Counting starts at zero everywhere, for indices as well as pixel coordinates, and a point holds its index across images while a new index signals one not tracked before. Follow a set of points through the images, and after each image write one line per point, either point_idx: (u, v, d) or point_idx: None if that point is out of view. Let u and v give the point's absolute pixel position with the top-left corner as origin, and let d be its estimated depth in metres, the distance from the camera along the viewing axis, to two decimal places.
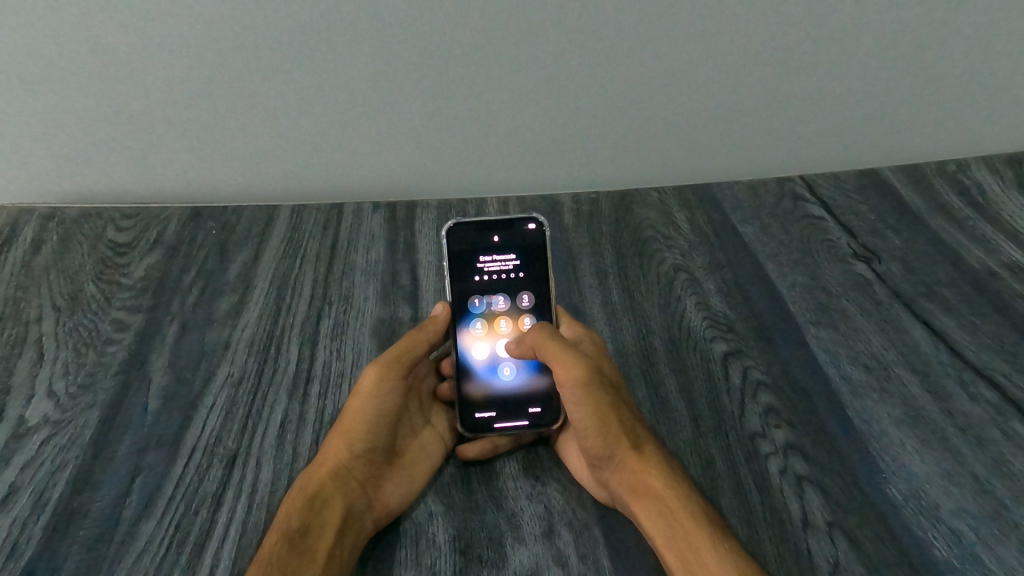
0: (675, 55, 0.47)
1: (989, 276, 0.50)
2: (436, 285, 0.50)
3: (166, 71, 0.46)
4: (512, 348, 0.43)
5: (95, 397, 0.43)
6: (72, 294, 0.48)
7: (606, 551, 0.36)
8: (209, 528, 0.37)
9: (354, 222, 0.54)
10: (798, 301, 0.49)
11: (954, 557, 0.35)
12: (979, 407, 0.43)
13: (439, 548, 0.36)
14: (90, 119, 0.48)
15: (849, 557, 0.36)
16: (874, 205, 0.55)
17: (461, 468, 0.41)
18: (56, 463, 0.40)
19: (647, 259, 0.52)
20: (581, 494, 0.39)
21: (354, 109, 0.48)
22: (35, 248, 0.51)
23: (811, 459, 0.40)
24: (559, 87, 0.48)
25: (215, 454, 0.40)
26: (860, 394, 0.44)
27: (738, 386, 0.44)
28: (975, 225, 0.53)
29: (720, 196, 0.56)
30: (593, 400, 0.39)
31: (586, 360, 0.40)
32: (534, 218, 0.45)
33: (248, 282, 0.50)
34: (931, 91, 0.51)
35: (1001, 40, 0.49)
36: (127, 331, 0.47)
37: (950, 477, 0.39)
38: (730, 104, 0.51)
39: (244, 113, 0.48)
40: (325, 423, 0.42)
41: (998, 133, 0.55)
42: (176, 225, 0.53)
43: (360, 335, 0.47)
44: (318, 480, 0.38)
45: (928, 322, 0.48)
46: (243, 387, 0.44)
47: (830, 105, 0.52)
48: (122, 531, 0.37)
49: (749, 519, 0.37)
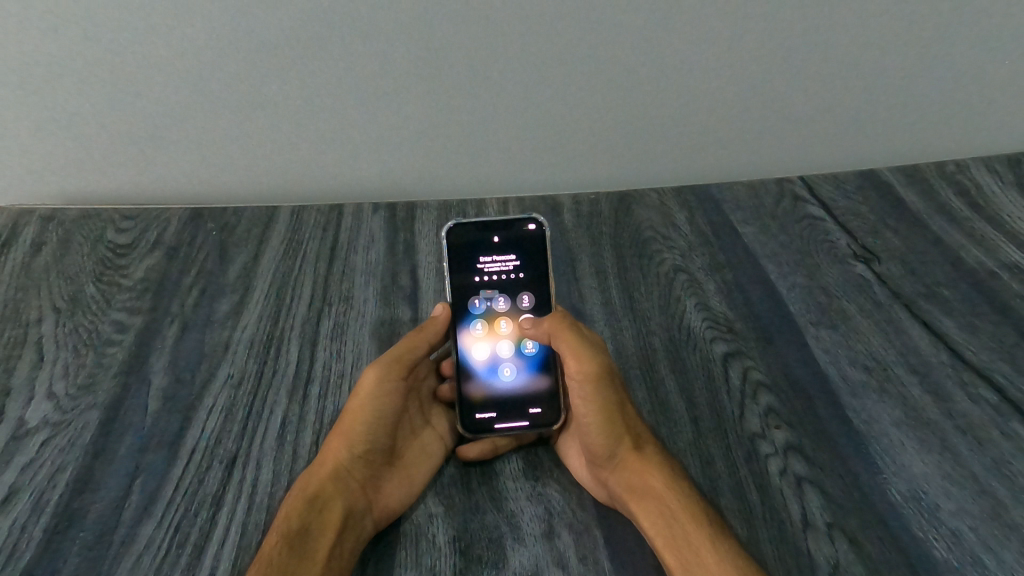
0: (674, 54, 0.47)
1: (989, 277, 0.50)
2: (435, 286, 0.50)
3: (165, 73, 0.45)
4: (530, 327, 0.43)
5: (95, 398, 0.43)
6: (72, 296, 0.48)
7: (606, 551, 0.36)
8: (209, 529, 0.37)
9: (354, 222, 0.54)
10: (798, 301, 0.49)
11: (953, 558, 0.35)
12: (978, 407, 0.43)
13: (439, 549, 0.36)
14: (89, 122, 0.48)
15: (848, 557, 0.36)
16: (873, 206, 0.55)
17: (461, 469, 0.41)
18: (56, 465, 0.40)
19: (647, 260, 0.52)
20: (581, 494, 0.39)
21: (353, 108, 0.48)
22: (34, 250, 0.51)
23: (811, 459, 0.40)
24: (560, 89, 0.48)
25: (215, 455, 0.40)
26: (860, 395, 0.44)
27: (738, 387, 0.44)
28: (975, 225, 0.53)
29: (720, 197, 0.56)
30: (604, 395, 0.40)
31: (601, 355, 0.41)
32: (534, 218, 0.45)
33: (248, 283, 0.50)
34: (930, 91, 0.51)
35: (1002, 42, 0.49)
36: (127, 332, 0.47)
37: (950, 478, 0.39)
38: (731, 105, 0.51)
39: (242, 113, 0.48)
40: (324, 425, 0.42)
41: (997, 134, 0.55)
42: (176, 226, 0.53)
43: (359, 336, 0.47)
44: (319, 481, 0.38)
45: (927, 322, 0.48)
46: (243, 388, 0.44)
47: (830, 105, 0.52)
48: (122, 533, 0.37)
49: (749, 519, 0.37)
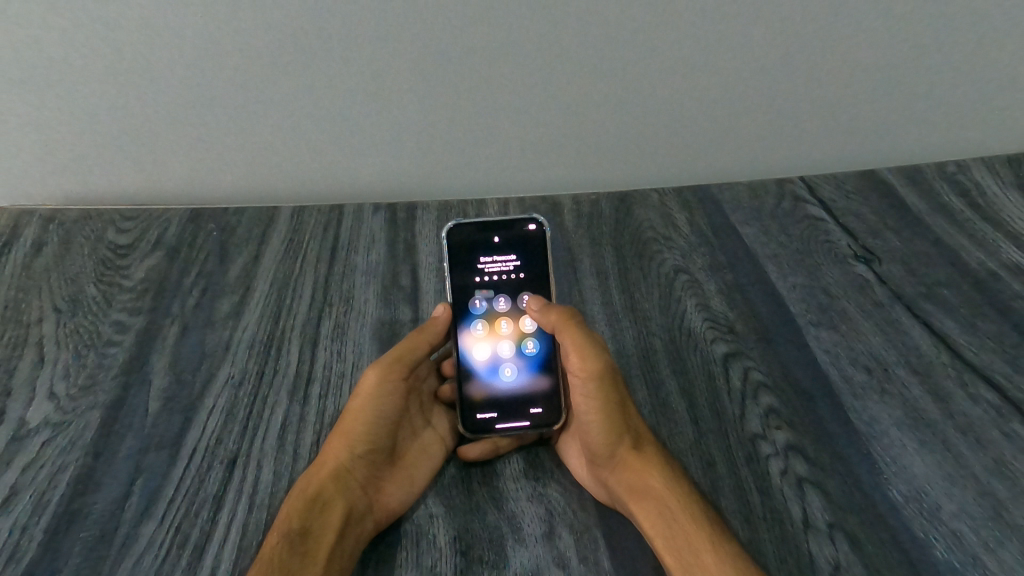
0: (673, 54, 0.47)
1: (990, 278, 0.50)
2: (436, 286, 0.50)
3: (166, 74, 0.45)
4: (535, 309, 0.44)
5: (95, 399, 0.43)
6: (73, 296, 0.48)
7: (606, 552, 0.36)
8: (209, 529, 0.37)
9: (354, 223, 0.54)
10: (798, 302, 0.49)
11: (954, 559, 0.35)
12: (979, 408, 0.43)
13: (440, 549, 0.36)
14: (89, 123, 0.48)
15: (849, 558, 0.36)
16: (874, 206, 0.55)
17: (461, 469, 0.41)
18: (57, 465, 0.40)
19: (647, 260, 0.52)
20: (581, 495, 0.39)
21: (353, 108, 0.48)
22: (35, 251, 0.51)
23: (812, 460, 0.40)
24: (560, 90, 0.48)
25: (215, 455, 0.40)
26: (860, 396, 0.44)
27: (738, 387, 0.44)
28: (975, 226, 0.53)
29: (720, 197, 0.56)
30: (606, 395, 0.40)
31: (605, 354, 0.41)
32: (534, 218, 0.45)
33: (249, 283, 0.50)
34: (931, 92, 0.51)
35: (1003, 42, 0.49)
36: (127, 333, 0.47)
37: (951, 478, 0.39)
38: (732, 106, 0.51)
39: (241, 113, 0.48)
40: (324, 425, 0.42)
41: (997, 135, 0.55)
42: (176, 226, 0.53)
43: (360, 336, 0.47)
44: (319, 482, 0.38)
45: (928, 323, 0.48)
46: (244, 389, 0.44)
47: (830, 104, 0.51)
48: (123, 533, 0.37)
49: (749, 520, 0.37)
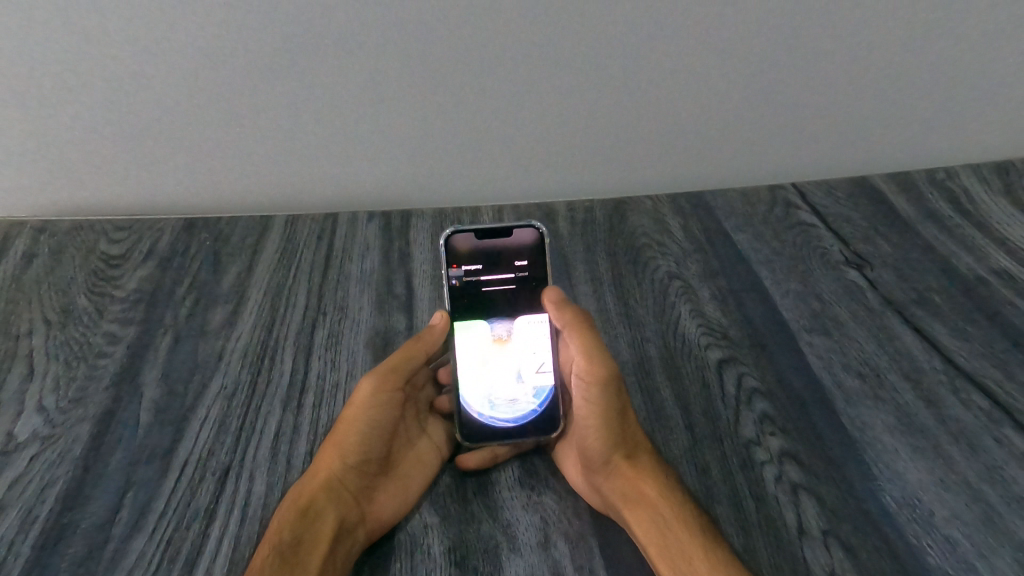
0: (670, 61, 0.47)
1: (979, 283, 0.50)
2: (430, 294, 0.50)
3: (164, 88, 0.46)
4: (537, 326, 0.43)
5: (85, 412, 0.43)
6: (63, 308, 0.48)
7: (601, 561, 0.36)
8: (201, 542, 0.37)
9: (348, 232, 0.54)
10: (791, 308, 0.50)
11: (947, 565, 0.35)
12: (970, 413, 0.43)
13: (434, 560, 0.36)
14: (85, 134, 0.48)
15: (843, 565, 0.36)
16: (865, 213, 0.55)
17: (458, 478, 0.41)
18: (45, 480, 0.39)
19: (642, 266, 0.52)
20: (576, 503, 0.39)
21: (351, 112, 0.48)
22: (25, 263, 0.51)
23: (807, 467, 0.40)
24: (556, 98, 0.49)
25: (207, 467, 0.40)
26: (853, 401, 0.44)
27: (733, 394, 0.44)
28: (964, 232, 0.53)
29: (714, 205, 0.57)
30: (609, 403, 0.40)
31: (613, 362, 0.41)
32: (533, 226, 0.44)
33: (241, 293, 0.50)
34: (925, 99, 0.52)
35: (997, 51, 0.49)
36: (119, 345, 0.46)
37: (944, 484, 0.39)
38: (728, 112, 0.51)
39: (238, 124, 0.48)
40: (319, 435, 0.42)
41: (989, 142, 0.56)
42: (169, 237, 0.53)
43: (354, 345, 0.47)
44: (311, 492, 0.38)
45: (919, 328, 0.48)
46: (236, 400, 0.43)
47: (825, 110, 0.52)
48: (112, 548, 0.36)
49: (743, 527, 0.37)
